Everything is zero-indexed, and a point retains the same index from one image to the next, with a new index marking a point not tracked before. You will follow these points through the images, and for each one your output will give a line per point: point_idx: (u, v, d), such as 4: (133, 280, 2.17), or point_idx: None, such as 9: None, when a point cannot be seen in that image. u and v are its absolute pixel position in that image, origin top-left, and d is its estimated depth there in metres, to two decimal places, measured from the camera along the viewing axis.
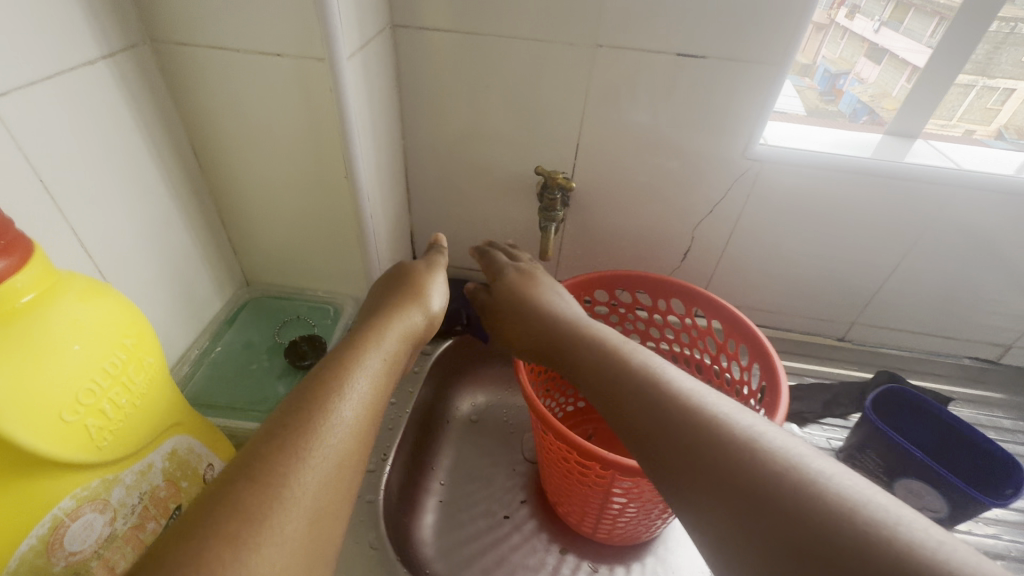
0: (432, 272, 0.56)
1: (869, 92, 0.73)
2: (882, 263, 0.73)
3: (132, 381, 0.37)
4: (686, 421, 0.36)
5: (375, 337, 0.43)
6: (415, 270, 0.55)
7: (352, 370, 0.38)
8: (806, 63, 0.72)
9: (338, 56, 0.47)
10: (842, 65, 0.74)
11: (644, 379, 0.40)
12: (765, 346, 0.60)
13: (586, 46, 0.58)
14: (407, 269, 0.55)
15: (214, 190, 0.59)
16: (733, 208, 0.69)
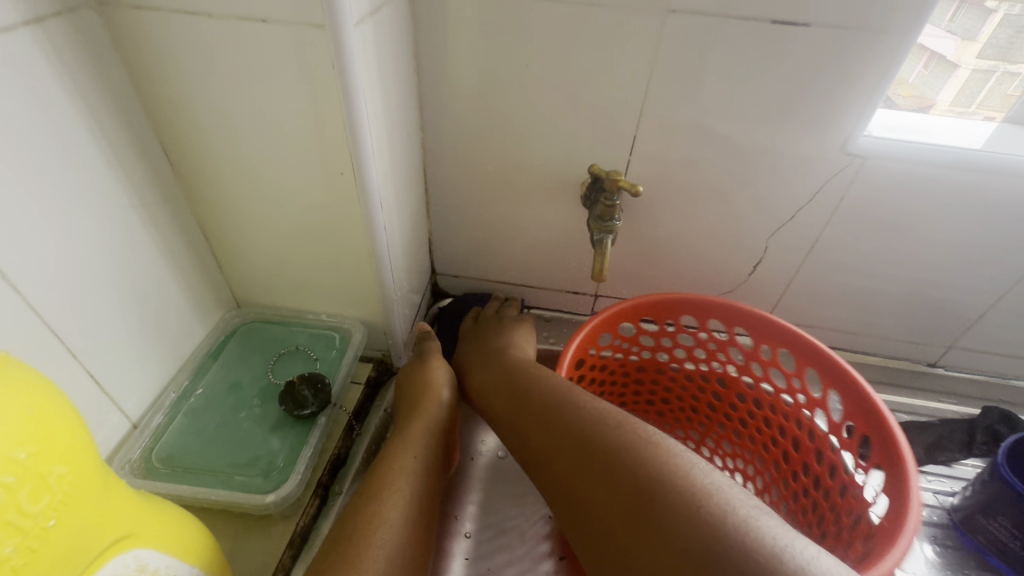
0: (428, 360, 0.56)
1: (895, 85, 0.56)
2: (995, 280, 0.61)
3: (29, 517, 0.24)
4: (635, 464, 0.37)
5: (390, 455, 0.45)
6: (407, 372, 0.56)
7: (392, 474, 0.43)
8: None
9: (343, 20, 0.35)
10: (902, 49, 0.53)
11: (596, 426, 0.41)
12: (880, 409, 0.46)
13: (655, 13, 0.46)
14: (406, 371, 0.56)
15: (190, 195, 0.48)
16: (819, 215, 0.58)
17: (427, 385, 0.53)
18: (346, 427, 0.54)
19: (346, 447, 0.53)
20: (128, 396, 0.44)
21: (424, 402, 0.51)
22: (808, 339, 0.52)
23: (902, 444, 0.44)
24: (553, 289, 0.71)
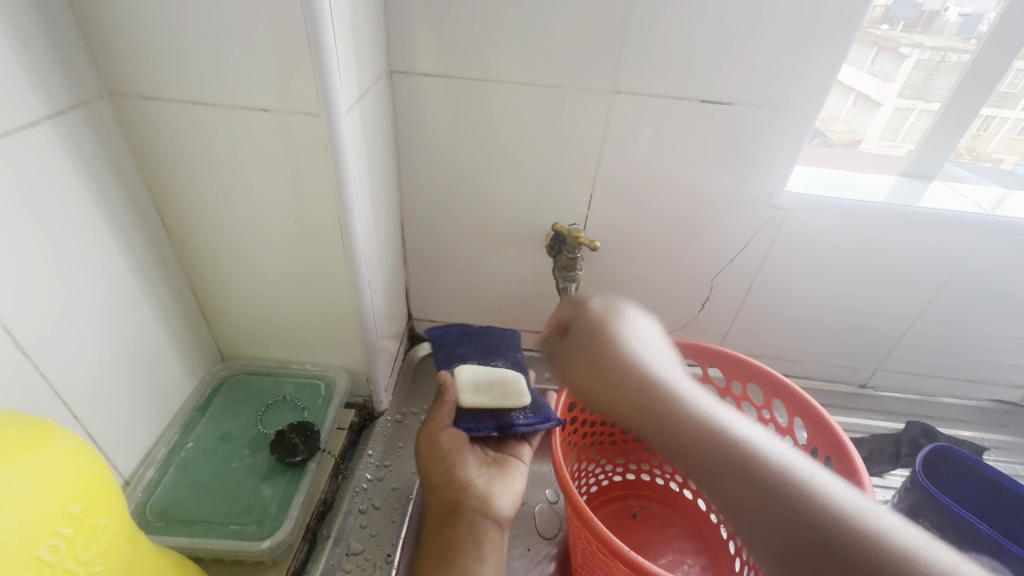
0: (435, 447, 0.50)
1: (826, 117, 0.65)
2: (905, 311, 0.70)
3: (82, 561, 0.27)
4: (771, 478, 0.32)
5: None
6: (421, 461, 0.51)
7: None
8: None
9: (335, 110, 0.41)
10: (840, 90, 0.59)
11: (696, 431, 0.34)
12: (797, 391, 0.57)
13: (603, 92, 0.54)
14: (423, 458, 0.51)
15: (182, 257, 0.51)
16: (754, 259, 0.66)
17: (448, 473, 0.49)
18: (333, 471, 0.57)
19: (333, 491, 0.56)
20: (119, 451, 0.46)
21: (445, 489, 0.48)
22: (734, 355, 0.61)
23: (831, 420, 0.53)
24: (524, 330, 0.76)
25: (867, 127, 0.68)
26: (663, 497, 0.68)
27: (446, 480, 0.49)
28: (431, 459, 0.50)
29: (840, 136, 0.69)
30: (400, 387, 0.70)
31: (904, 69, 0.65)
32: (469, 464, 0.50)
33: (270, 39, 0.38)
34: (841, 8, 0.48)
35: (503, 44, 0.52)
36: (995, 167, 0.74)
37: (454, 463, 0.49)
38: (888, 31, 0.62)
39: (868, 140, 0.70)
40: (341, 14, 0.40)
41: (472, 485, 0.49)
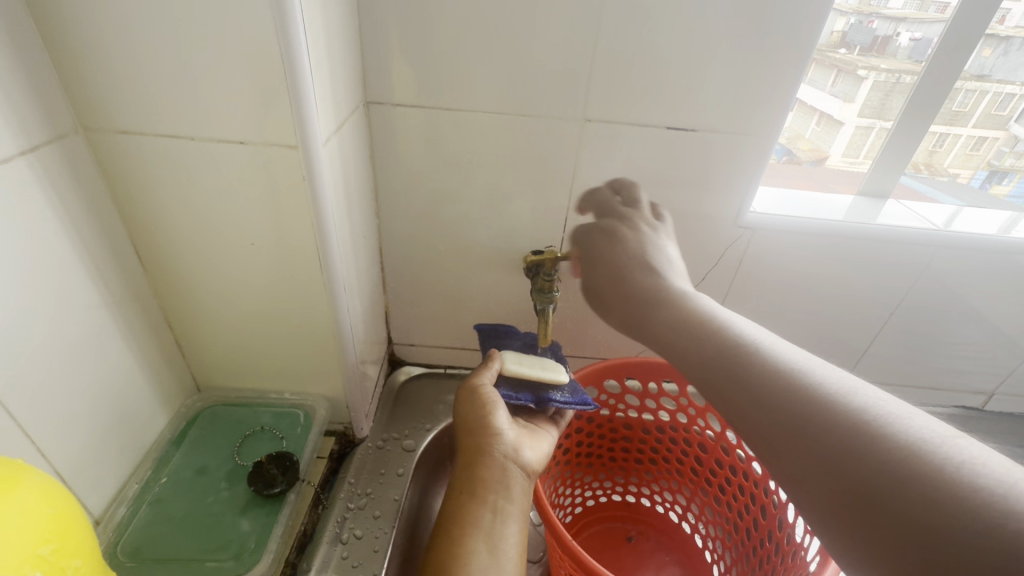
0: (478, 396, 0.50)
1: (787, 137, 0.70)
2: (869, 323, 0.73)
3: None
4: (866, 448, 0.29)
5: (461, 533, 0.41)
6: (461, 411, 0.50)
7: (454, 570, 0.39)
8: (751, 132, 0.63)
9: (313, 142, 0.42)
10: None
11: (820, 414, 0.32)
12: None
13: (573, 120, 0.56)
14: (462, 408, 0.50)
15: (158, 289, 0.51)
16: (724, 277, 0.68)
17: (483, 417, 0.48)
18: (313, 501, 0.57)
19: (313, 522, 0.56)
20: (90, 490, 0.45)
21: (479, 438, 0.47)
22: None
23: None
24: None
25: (831, 145, 0.74)
26: (661, 524, 0.68)
27: (482, 423, 0.47)
28: (471, 404, 0.49)
29: (807, 154, 0.74)
30: (381, 413, 0.70)
31: (862, 90, 0.69)
32: (502, 414, 0.49)
33: (248, 75, 0.39)
34: (791, 42, 0.51)
35: (477, 75, 0.54)
36: (951, 181, 0.80)
37: (488, 406, 0.49)
38: (846, 55, 0.66)
39: (833, 157, 0.75)
40: (317, 50, 0.41)
41: (504, 435, 0.47)
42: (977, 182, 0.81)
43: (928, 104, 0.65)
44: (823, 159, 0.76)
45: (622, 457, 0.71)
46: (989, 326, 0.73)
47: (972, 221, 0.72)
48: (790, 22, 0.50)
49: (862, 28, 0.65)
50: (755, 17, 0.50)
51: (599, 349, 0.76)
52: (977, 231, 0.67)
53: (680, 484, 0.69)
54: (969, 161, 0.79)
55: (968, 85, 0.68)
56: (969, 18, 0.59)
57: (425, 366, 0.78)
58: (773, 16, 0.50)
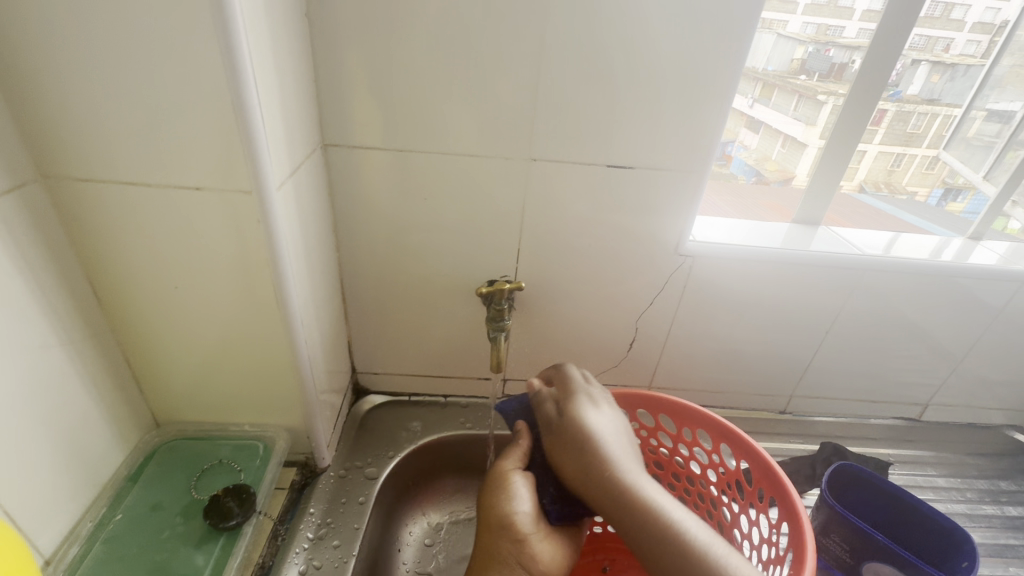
0: (501, 489, 0.54)
1: (751, 156, 0.81)
2: (810, 340, 0.78)
3: None
4: None
5: None
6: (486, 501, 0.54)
7: None
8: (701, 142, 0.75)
9: (266, 187, 0.44)
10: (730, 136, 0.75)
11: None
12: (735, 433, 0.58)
13: (521, 159, 0.60)
14: (488, 495, 0.54)
15: (115, 327, 0.52)
16: (671, 301, 0.72)
17: (507, 516, 0.52)
18: (271, 534, 0.58)
19: (271, 555, 0.56)
20: (41, 530, 0.45)
21: (506, 532, 0.51)
22: (671, 401, 0.63)
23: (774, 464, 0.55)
24: (467, 377, 0.79)
25: (796, 167, 0.79)
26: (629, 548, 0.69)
27: (505, 519, 0.52)
28: (498, 492, 0.54)
29: (773, 174, 0.82)
30: (344, 442, 0.71)
31: (824, 113, 0.73)
32: (523, 508, 0.53)
33: (203, 126, 0.42)
34: (716, 86, 0.57)
35: (428, 118, 0.58)
36: (912, 198, 0.89)
37: (512, 497, 0.53)
38: (806, 81, 0.74)
39: (799, 179, 0.79)
40: (270, 102, 0.44)
41: (525, 527, 0.52)
42: (934, 199, 0.88)
43: (847, 139, 0.71)
44: (791, 180, 0.80)
45: None
46: (918, 339, 0.79)
47: (895, 245, 0.78)
48: (713, 69, 0.56)
49: (820, 55, 0.72)
50: (682, 65, 0.55)
51: None
52: (896, 254, 0.72)
53: None
54: (926, 179, 0.86)
55: (918, 108, 0.79)
56: (879, 55, 0.66)
57: (389, 394, 0.80)
58: (698, 64, 0.55)
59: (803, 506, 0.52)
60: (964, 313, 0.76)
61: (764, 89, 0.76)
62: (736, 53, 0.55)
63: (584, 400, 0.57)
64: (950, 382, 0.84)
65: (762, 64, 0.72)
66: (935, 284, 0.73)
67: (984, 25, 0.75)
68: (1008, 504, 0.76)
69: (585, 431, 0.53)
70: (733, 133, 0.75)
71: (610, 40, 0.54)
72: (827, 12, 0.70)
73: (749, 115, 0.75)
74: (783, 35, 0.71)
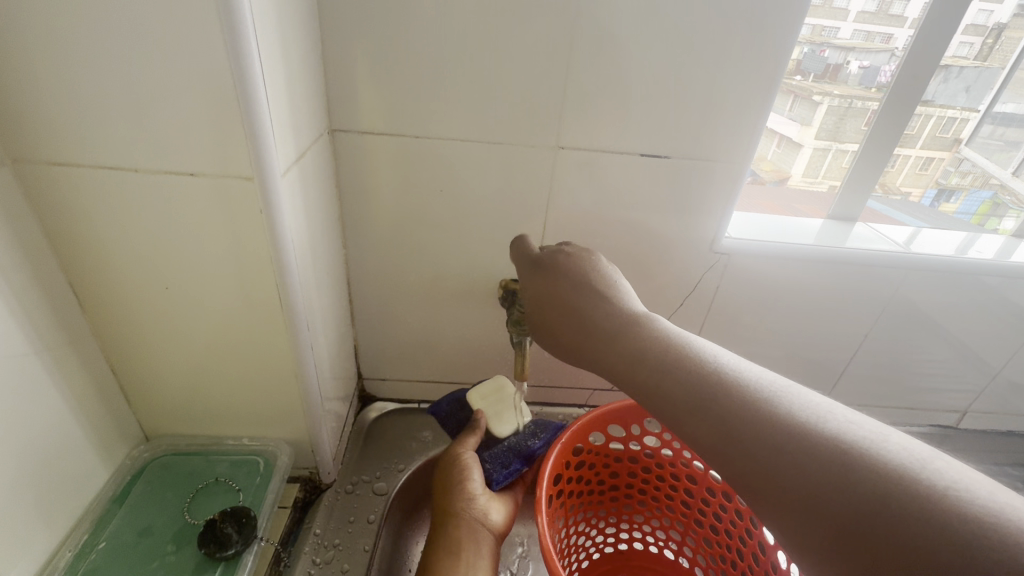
0: (448, 460, 0.56)
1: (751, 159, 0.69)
2: (845, 344, 0.73)
3: None
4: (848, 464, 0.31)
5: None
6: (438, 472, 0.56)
7: None
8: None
9: (271, 173, 0.39)
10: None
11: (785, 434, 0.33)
12: None
13: (547, 147, 0.55)
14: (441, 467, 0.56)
15: (100, 331, 0.47)
16: (702, 302, 0.67)
17: (459, 480, 0.54)
18: (272, 560, 0.53)
19: None
20: (13, 563, 0.39)
21: (456, 495, 0.53)
22: None
23: None
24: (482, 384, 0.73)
25: (792, 166, 0.74)
26: (658, 567, 0.64)
27: (461, 486, 0.53)
28: (454, 466, 0.55)
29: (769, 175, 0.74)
30: (350, 454, 0.65)
31: (818, 114, 0.70)
32: (476, 476, 0.54)
33: (198, 103, 0.36)
34: (762, 69, 0.52)
35: (444, 102, 0.53)
36: (905, 199, 0.81)
37: (469, 468, 0.54)
38: (802, 81, 0.67)
39: (795, 177, 0.75)
40: (275, 77, 0.39)
41: (477, 496, 0.53)
42: (927, 200, 0.82)
43: (890, 129, 0.66)
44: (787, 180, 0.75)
45: (613, 504, 0.66)
46: (959, 345, 0.74)
47: (936, 243, 0.73)
48: (760, 51, 0.51)
49: (814, 56, 0.66)
50: (726, 45, 0.50)
51: (579, 379, 0.74)
52: (940, 253, 0.68)
53: (679, 528, 0.64)
54: (920, 179, 0.79)
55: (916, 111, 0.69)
56: (929, 45, 0.61)
57: (398, 400, 0.74)
58: (744, 43, 0.50)
59: None
60: (1011, 314, 0.71)
61: None
62: (789, 28, 0.50)
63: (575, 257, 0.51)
64: (991, 388, 0.79)
65: None
66: (981, 285, 0.68)
67: (977, 27, 0.67)
68: None
69: (579, 302, 0.47)
70: None
71: (650, 15, 0.49)
72: (822, 12, 0.64)
73: None
74: None
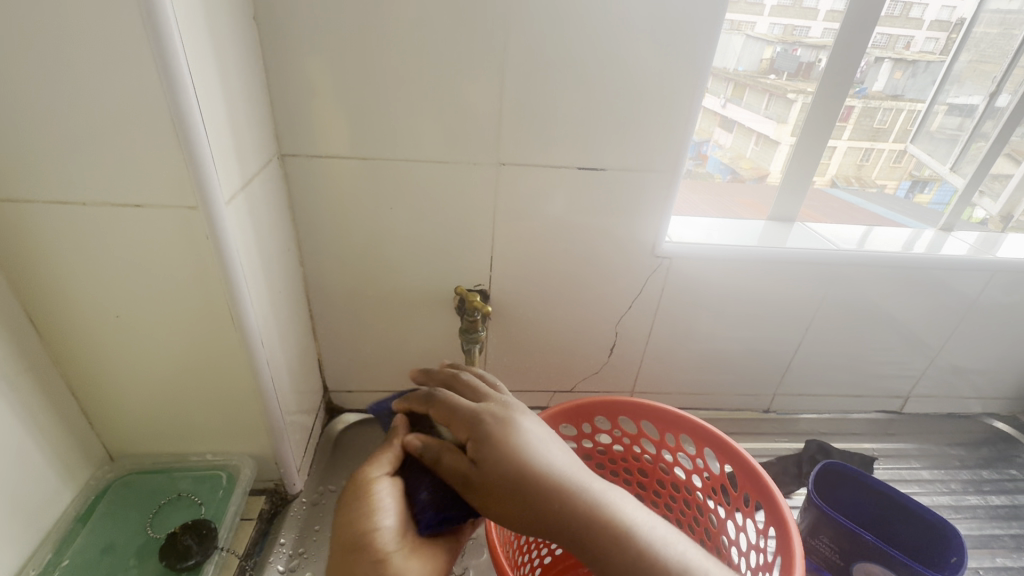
0: None
1: (728, 155, 0.79)
2: (789, 338, 0.77)
3: None
4: None
5: None
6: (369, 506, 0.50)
7: None
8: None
9: (214, 201, 0.41)
10: (703, 136, 0.74)
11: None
12: (717, 435, 0.58)
13: (489, 164, 0.58)
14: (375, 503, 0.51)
15: (57, 358, 0.48)
16: (649, 303, 0.70)
17: None
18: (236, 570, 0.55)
19: None
20: None
21: None
22: (649, 405, 0.62)
23: (759, 468, 0.54)
24: None
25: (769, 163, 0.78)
26: None
27: (358, 537, 0.40)
28: (354, 507, 0.42)
29: (749, 172, 0.81)
30: (316, 465, 0.67)
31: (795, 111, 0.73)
32: None
33: (140, 139, 0.38)
34: (685, 82, 0.55)
35: (388, 125, 0.56)
36: (881, 190, 0.90)
37: (373, 509, 0.41)
38: (775, 80, 0.73)
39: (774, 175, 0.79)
40: (214, 110, 0.41)
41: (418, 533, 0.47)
42: (902, 192, 0.89)
43: (819, 132, 0.71)
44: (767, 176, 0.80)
45: None
46: (895, 334, 0.79)
47: (871, 238, 0.78)
48: (681, 65, 0.54)
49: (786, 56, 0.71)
50: (649, 61, 0.54)
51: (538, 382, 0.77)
52: (870, 248, 0.72)
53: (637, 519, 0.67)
54: (894, 172, 0.87)
55: (885, 104, 0.78)
56: (842, 57, 0.66)
57: (364, 411, 0.76)
58: (665, 60, 0.54)
59: (789, 512, 0.50)
60: (942, 301, 0.76)
61: (736, 89, 0.73)
62: (707, 41, 0.53)
63: (490, 415, 0.44)
64: (929, 373, 0.84)
65: (732, 66, 0.70)
66: (910, 277, 0.73)
67: (942, 23, 0.75)
68: (991, 492, 0.76)
69: (501, 452, 0.41)
70: (705, 133, 0.74)
71: (576, 38, 0.52)
72: (793, 13, 0.69)
73: (721, 114, 0.74)
74: (750, 36, 0.70)
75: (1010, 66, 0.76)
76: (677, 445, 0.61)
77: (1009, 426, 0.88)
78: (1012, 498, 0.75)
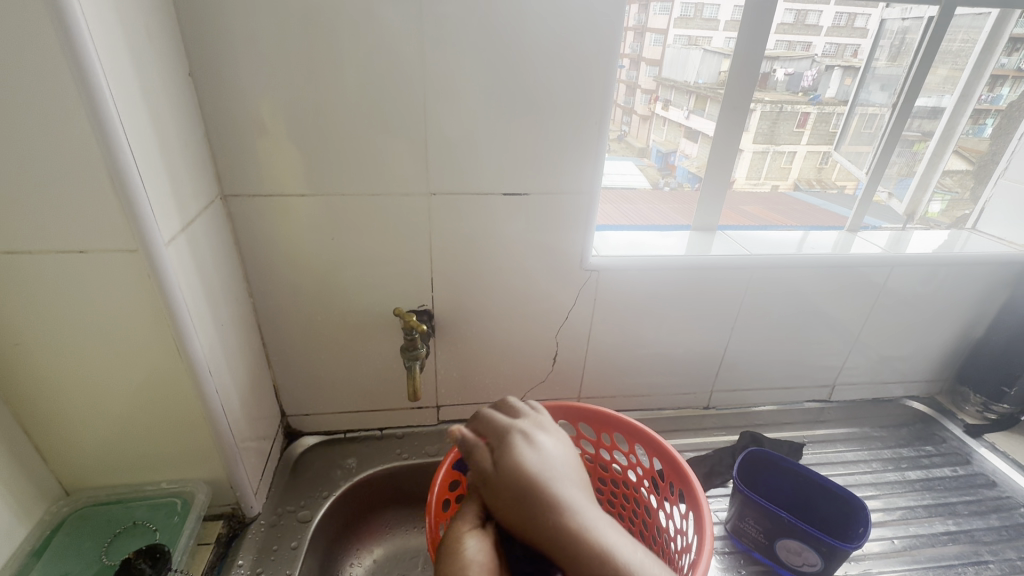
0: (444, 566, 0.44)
1: (694, 164, 0.85)
2: (719, 338, 0.83)
3: None
4: None
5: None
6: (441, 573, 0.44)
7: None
8: (642, 147, 0.88)
9: (153, 244, 0.45)
10: (669, 146, 0.90)
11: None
12: (644, 431, 0.62)
13: (420, 195, 0.63)
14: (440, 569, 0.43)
15: (8, 397, 0.51)
16: (585, 313, 0.76)
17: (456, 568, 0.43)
18: None
19: None
20: None
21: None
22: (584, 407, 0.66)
23: (680, 460, 0.59)
24: (399, 408, 0.80)
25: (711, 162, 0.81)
26: None
27: None
28: (448, 564, 0.44)
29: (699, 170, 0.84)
30: (274, 488, 0.70)
31: (750, 119, 0.77)
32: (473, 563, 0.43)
33: (81, 193, 0.42)
34: (592, 111, 0.61)
35: (324, 163, 0.60)
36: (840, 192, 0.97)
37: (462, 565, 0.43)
38: None
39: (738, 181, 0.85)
40: (149, 162, 0.45)
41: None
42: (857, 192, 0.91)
43: (729, 147, 0.78)
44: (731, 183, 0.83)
45: None
46: (814, 330, 0.85)
47: (786, 240, 0.85)
48: (585, 96, 0.60)
49: (748, 69, 0.73)
50: (556, 95, 0.60)
51: (488, 394, 0.81)
52: (783, 251, 0.79)
53: None
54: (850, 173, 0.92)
55: (838, 110, 0.91)
56: (742, 77, 0.73)
57: (322, 433, 0.79)
58: (570, 91, 0.60)
59: (703, 496, 0.55)
60: (852, 296, 0.83)
61: (697, 100, 0.82)
62: (606, 73, 0.59)
63: (517, 431, 0.49)
64: (851, 363, 0.91)
65: (693, 79, 0.81)
66: (819, 277, 0.80)
67: (891, 33, 0.81)
68: (908, 468, 0.83)
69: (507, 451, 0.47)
70: (673, 142, 0.89)
71: (489, 77, 0.58)
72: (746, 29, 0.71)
73: (686, 126, 0.85)
74: (709, 51, 0.77)
75: (909, 74, 0.79)
76: (612, 443, 0.66)
77: (927, 407, 0.96)
78: (927, 472, 0.83)
